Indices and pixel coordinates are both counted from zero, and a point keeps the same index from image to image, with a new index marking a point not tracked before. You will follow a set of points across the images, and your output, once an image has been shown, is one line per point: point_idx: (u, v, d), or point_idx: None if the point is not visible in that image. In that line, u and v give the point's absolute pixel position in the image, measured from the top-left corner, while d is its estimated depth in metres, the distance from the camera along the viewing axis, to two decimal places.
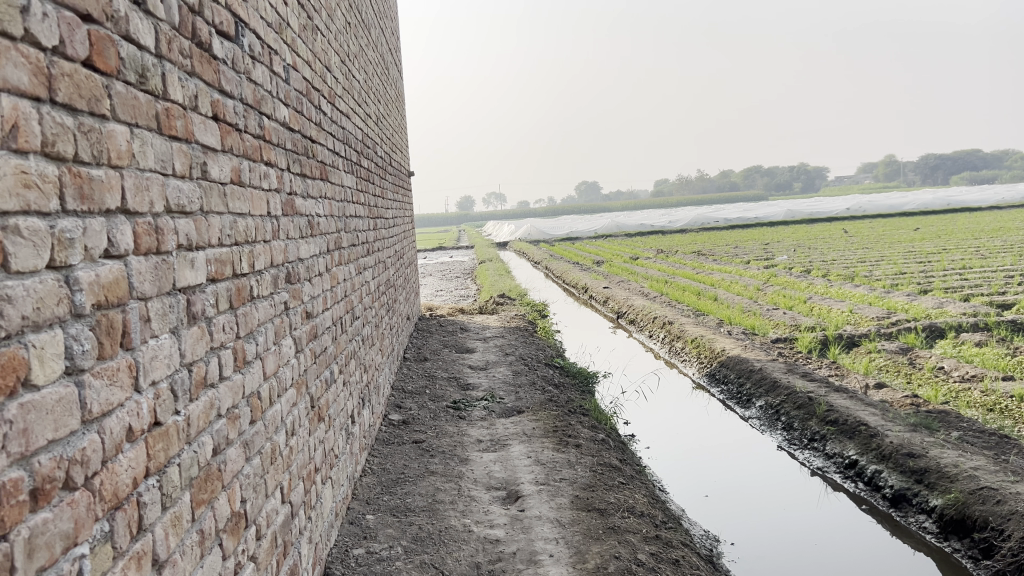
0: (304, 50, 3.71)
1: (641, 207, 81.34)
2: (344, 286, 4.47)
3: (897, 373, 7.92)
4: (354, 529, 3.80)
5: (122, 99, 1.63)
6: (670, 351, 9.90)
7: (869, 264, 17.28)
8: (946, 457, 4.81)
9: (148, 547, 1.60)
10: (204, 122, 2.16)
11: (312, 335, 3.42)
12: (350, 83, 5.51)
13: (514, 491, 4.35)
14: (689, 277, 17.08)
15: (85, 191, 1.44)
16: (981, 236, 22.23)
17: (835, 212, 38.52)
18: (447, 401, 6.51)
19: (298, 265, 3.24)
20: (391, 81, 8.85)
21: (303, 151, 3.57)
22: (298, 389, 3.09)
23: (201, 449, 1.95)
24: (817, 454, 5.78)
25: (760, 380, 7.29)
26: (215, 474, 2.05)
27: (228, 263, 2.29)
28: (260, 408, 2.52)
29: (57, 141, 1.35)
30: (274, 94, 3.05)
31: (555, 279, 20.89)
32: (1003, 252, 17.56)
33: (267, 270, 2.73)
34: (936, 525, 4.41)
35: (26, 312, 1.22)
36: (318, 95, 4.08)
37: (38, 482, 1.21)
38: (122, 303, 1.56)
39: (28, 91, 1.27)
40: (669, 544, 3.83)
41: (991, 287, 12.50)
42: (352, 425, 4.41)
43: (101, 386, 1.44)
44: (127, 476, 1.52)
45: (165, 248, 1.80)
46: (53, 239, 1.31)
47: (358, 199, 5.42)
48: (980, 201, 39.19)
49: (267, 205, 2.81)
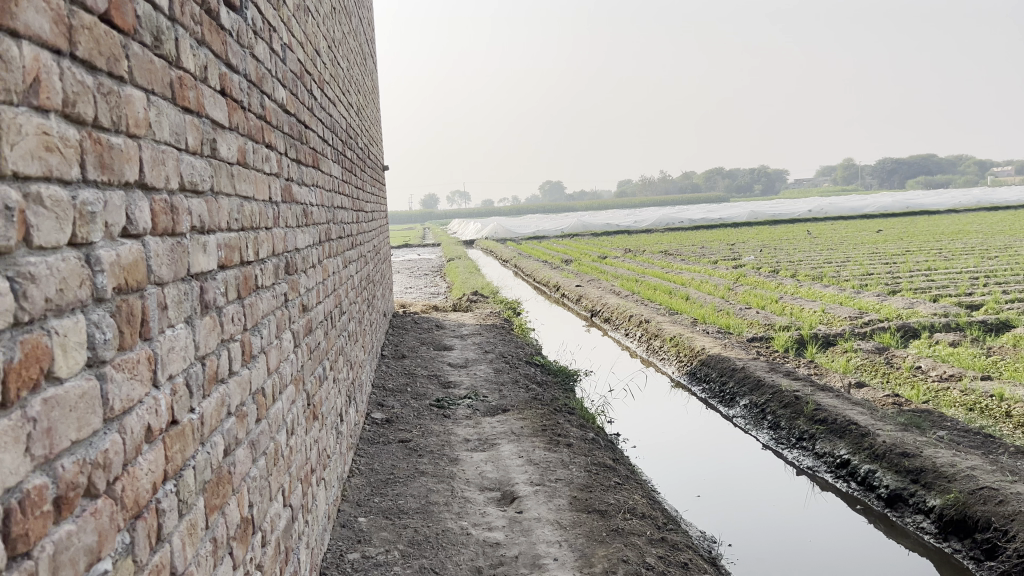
0: (298, 31, 3.53)
1: (605, 207, 81.71)
2: (334, 279, 4.30)
3: (875, 373, 7.92)
4: (347, 532, 3.64)
5: (138, 61, 1.47)
6: (647, 350, 9.81)
7: (836, 264, 17.48)
8: (941, 456, 4.78)
9: (166, 559, 1.44)
10: (213, 96, 2.00)
11: (308, 329, 3.27)
12: (335, 70, 5.34)
13: (509, 492, 4.22)
14: (660, 275, 17.10)
15: (105, 160, 1.28)
16: (942, 238, 22.69)
17: (797, 214, 39.04)
18: (429, 399, 6.35)
19: (295, 255, 3.07)
20: (367, 72, 8.61)
21: (298, 135, 3.39)
22: (295, 386, 2.92)
23: (214, 450, 1.79)
24: (806, 453, 5.73)
25: (743, 379, 7.23)
26: (226, 477, 1.89)
27: (236, 249, 2.12)
28: (264, 405, 2.36)
29: (77, 101, 1.19)
30: (273, 73, 2.88)
31: (524, 277, 20.79)
32: (965, 254, 17.89)
33: (269, 259, 2.56)
34: (934, 525, 4.36)
35: (49, 294, 1.06)
36: (309, 79, 3.91)
37: (61, 489, 1.05)
38: (141, 288, 1.40)
39: (49, 42, 1.10)
40: (676, 546, 3.73)
41: (958, 288, 12.67)
42: (341, 423, 4.25)
43: (122, 380, 1.28)
44: (147, 481, 1.36)
45: (179, 230, 1.64)
46: (75, 211, 1.15)
47: (342, 189, 5.23)
48: (938, 204, 40.04)
49: (268, 190, 2.64)
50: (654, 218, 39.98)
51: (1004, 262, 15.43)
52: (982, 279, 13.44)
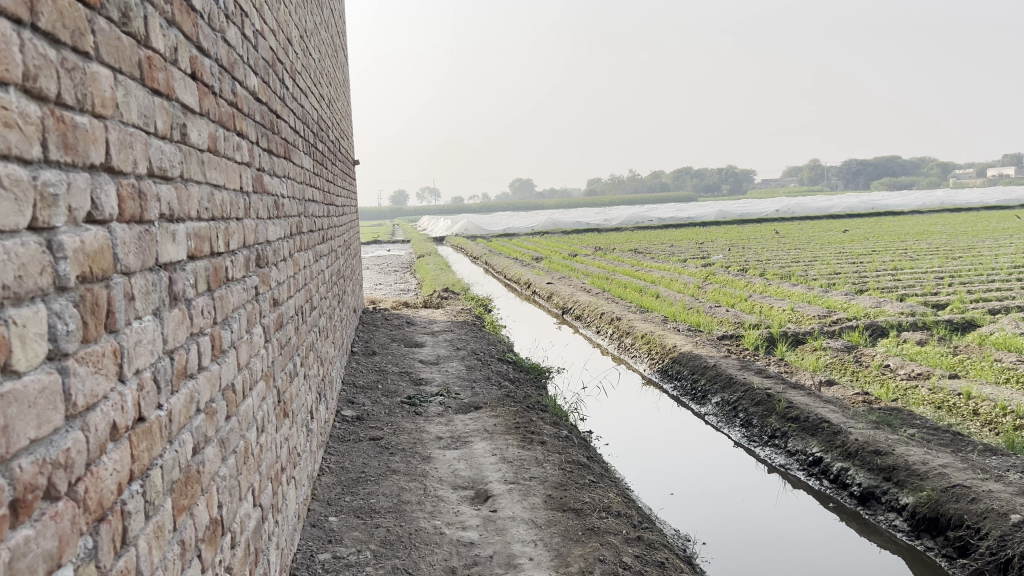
0: (270, 19, 3.44)
1: (575, 205, 81.83)
2: (305, 273, 4.22)
3: (844, 371, 7.95)
4: (317, 532, 3.56)
5: (104, 38, 1.38)
6: (619, 347, 9.79)
7: (804, 263, 17.61)
8: (913, 454, 4.80)
9: (131, 564, 1.36)
10: (183, 79, 1.92)
11: (278, 324, 3.18)
12: (306, 61, 5.25)
13: (483, 490, 4.16)
14: (630, 273, 17.11)
15: (69, 140, 1.20)
16: (908, 238, 22.96)
17: (765, 213, 39.35)
18: (400, 396, 6.27)
19: (266, 248, 2.98)
20: (338, 64, 8.47)
21: (269, 125, 3.30)
22: (266, 382, 2.84)
23: (182, 448, 1.72)
24: (778, 451, 5.73)
25: (715, 376, 7.23)
26: (195, 476, 1.82)
27: (206, 239, 2.04)
28: (235, 401, 2.28)
29: (39, 76, 1.11)
30: (245, 59, 2.78)
31: (495, 274, 20.71)
32: (931, 254, 18.10)
33: (240, 250, 2.47)
34: (907, 523, 4.38)
35: (6, 281, 0.98)
36: (281, 68, 3.82)
37: (18, 492, 0.98)
38: (107, 277, 1.32)
39: (9, 11, 1.02)
40: (652, 545, 3.70)
41: (924, 287, 12.79)
42: (311, 420, 4.16)
43: (86, 374, 1.20)
44: (112, 482, 1.28)
45: (148, 217, 1.56)
46: (36, 193, 1.08)
47: (313, 182, 5.13)
48: (902, 204, 40.70)
49: (239, 180, 2.55)
50: (624, 216, 40.05)
51: (967, 263, 15.64)
52: (948, 278, 13.59)
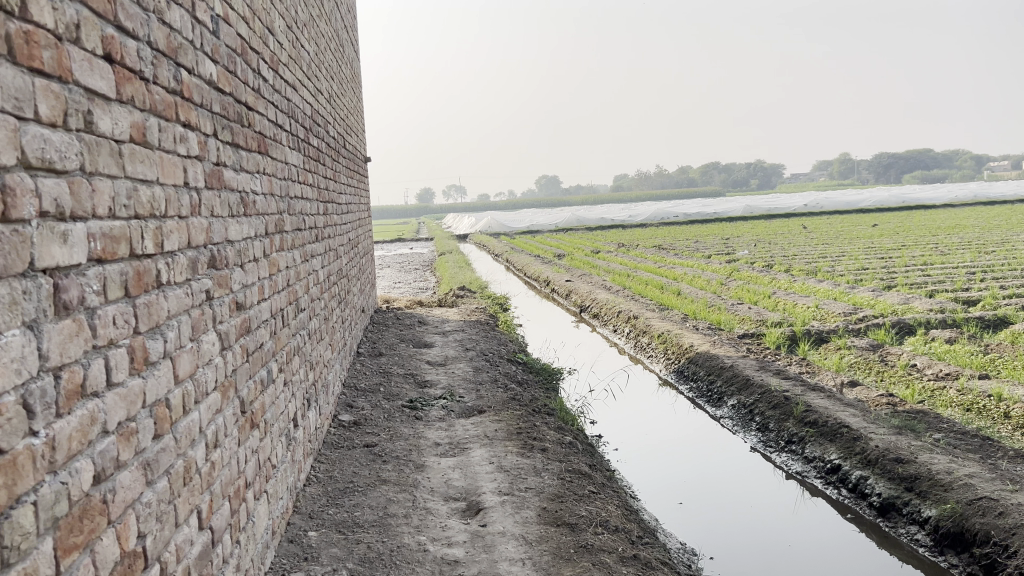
0: (240, 4, 3.23)
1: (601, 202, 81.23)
2: (287, 274, 4.02)
3: (869, 371, 7.61)
4: (294, 548, 3.36)
5: None
6: (636, 347, 9.51)
7: (831, 259, 17.17)
8: (937, 463, 4.51)
9: None
10: (89, 61, 1.70)
11: (243, 329, 2.97)
12: (298, 51, 5.02)
13: (474, 503, 3.93)
14: (652, 270, 16.75)
15: None
16: (941, 232, 22.26)
17: (792, 208, 38.70)
18: (402, 399, 6.06)
19: (224, 248, 2.77)
20: (345, 59, 8.26)
21: (234, 115, 3.08)
22: (222, 394, 2.63)
23: (76, 478, 1.51)
24: (795, 457, 5.45)
25: (731, 377, 6.95)
26: (99, 507, 1.61)
27: (123, 239, 1.83)
28: (168, 418, 2.07)
29: None
30: (196, 45, 2.57)
31: (516, 272, 20.44)
32: (963, 248, 17.56)
33: (181, 252, 2.26)
34: (929, 538, 4.09)
35: None
36: (256, 56, 3.60)
37: None
38: None
39: None
40: (649, 565, 3.46)
41: (954, 283, 12.35)
42: (295, 429, 3.95)
43: None
44: None
45: (18, 214, 1.36)
46: None
47: (305, 176, 4.92)
48: (934, 198, 39.78)
49: (182, 174, 2.34)
50: (649, 212, 39.56)
51: (1001, 258, 15.13)
52: (980, 274, 13.11)
